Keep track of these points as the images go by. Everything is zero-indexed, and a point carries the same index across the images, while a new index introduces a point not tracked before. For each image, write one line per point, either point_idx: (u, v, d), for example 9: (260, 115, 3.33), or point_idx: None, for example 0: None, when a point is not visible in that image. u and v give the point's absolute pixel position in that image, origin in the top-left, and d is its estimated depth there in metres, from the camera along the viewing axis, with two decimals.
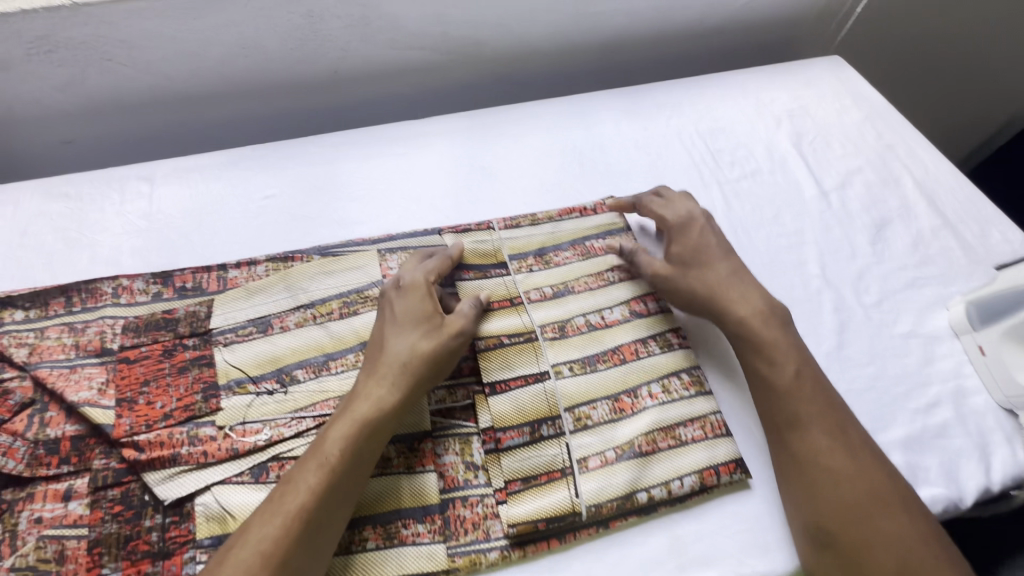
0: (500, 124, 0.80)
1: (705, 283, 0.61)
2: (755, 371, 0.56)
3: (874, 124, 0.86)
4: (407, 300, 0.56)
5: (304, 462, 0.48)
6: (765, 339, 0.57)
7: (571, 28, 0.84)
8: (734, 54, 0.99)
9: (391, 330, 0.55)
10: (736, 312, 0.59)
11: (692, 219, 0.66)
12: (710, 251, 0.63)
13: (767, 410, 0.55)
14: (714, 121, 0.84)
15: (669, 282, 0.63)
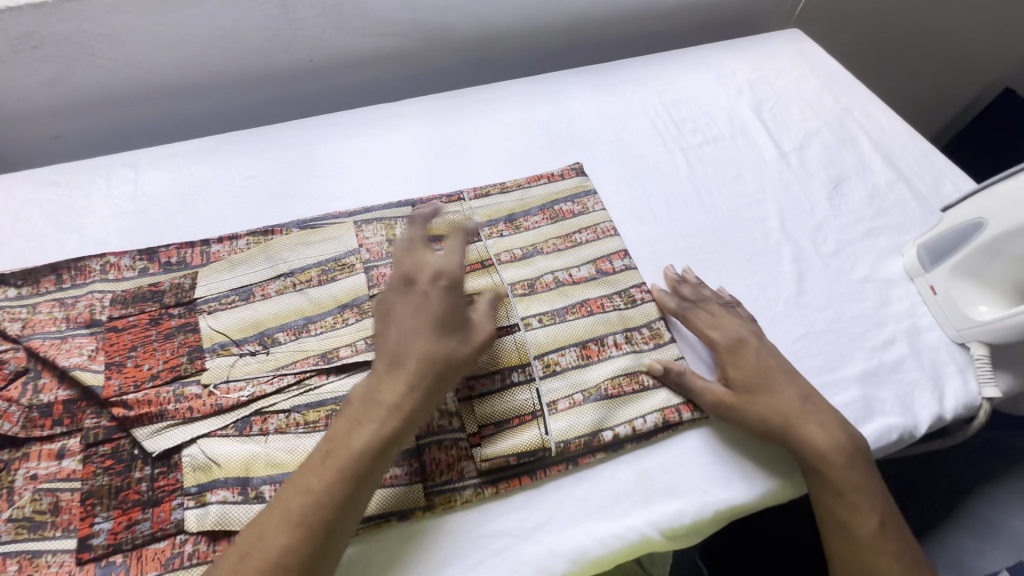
0: (472, 102, 0.83)
1: (781, 414, 0.55)
2: (832, 514, 0.53)
3: (831, 90, 0.90)
4: (437, 298, 0.52)
5: (324, 465, 0.46)
6: (848, 483, 0.53)
7: (537, 9, 0.88)
8: (698, 32, 1.03)
9: (421, 334, 0.51)
10: (821, 454, 0.53)
11: (750, 344, 0.59)
12: (781, 378, 0.57)
13: (840, 553, 0.53)
14: (678, 92, 0.88)
15: (735, 413, 0.55)
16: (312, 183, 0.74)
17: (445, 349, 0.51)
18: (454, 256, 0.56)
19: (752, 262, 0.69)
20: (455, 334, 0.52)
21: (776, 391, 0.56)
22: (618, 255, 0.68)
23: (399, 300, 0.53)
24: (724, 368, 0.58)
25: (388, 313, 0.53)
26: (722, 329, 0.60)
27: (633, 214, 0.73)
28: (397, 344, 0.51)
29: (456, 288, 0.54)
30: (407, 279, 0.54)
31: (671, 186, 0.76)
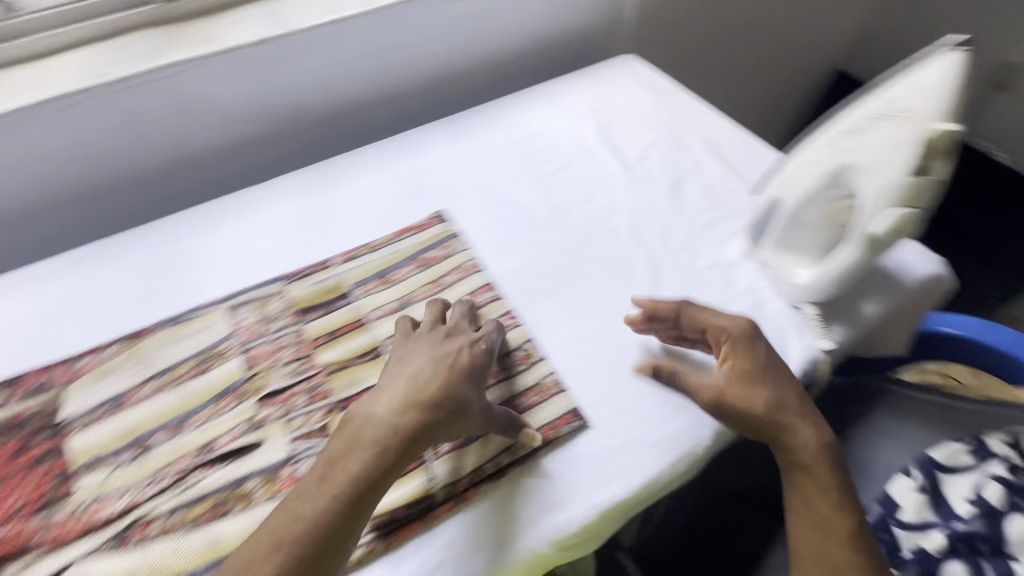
0: (336, 170, 0.87)
1: (778, 411, 0.60)
2: (808, 511, 0.58)
3: (664, 104, 1.00)
4: (476, 356, 0.60)
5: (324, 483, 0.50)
6: (820, 478, 0.58)
7: (385, 75, 0.94)
8: (548, 70, 1.12)
9: (448, 371, 0.56)
10: (806, 454, 0.59)
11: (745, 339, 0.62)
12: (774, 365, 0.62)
13: (812, 548, 0.56)
14: (530, 128, 0.95)
15: (736, 398, 0.60)
16: (178, 276, 0.74)
17: (467, 390, 0.56)
18: (490, 330, 0.64)
19: (611, 270, 0.75)
20: (478, 382, 0.58)
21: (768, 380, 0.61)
22: (485, 289, 0.72)
23: (437, 347, 0.60)
24: (732, 358, 0.62)
25: (414, 354, 0.59)
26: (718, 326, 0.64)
27: (498, 247, 0.78)
28: (428, 376, 0.56)
29: (489, 353, 0.61)
30: (445, 334, 0.62)
31: (530, 214, 0.82)
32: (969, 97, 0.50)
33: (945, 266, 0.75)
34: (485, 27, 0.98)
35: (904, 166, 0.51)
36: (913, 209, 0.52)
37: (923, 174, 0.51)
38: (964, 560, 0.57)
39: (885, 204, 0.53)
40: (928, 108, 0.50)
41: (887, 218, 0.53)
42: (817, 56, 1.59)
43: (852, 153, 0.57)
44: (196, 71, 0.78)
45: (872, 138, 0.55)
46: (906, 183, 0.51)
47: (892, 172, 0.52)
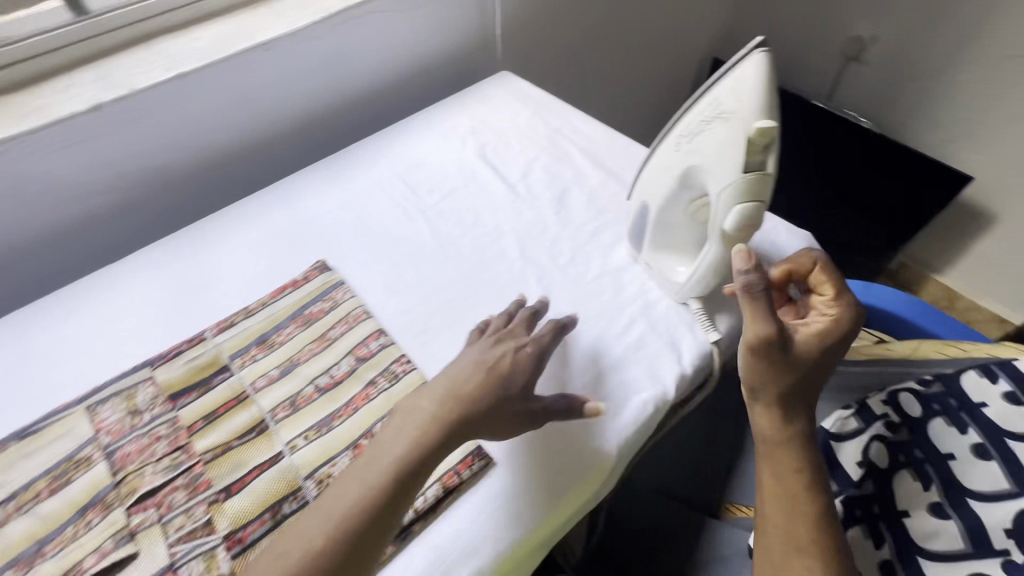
0: (205, 232, 0.81)
1: (808, 390, 0.61)
2: (777, 490, 0.59)
3: (542, 117, 1.00)
4: (521, 359, 0.61)
5: (313, 525, 0.50)
6: (797, 458, 0.59)
7: (249, 124, 0.90)
8: (427, 96, 1.11)
9: (486, 373, 0.59)
10: (789, 432, 0.60)
11: (850, 329, 0.63)
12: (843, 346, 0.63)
13: (777, 524, 0.57)
14: (411, 159, 0.93)
15: (792, 360, 0.59)
16: (27, 379, 0.66)
17: (500, 390, 0.58)
18: (546, 333, 0.64)
19: (504, 294, 0.74)
20: (516, 383, 0.59)
21: (826, 357, 0.62)
22: (374, 336, 0.69)
23: (486, 349, 0.62)
24: (830, 327, 0.63)
25: (468, 355, 0.61)
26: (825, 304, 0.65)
27: (387, 289, 0.75)
28: (467, 380, 0.58)
29: (536, 359, 0.62)
30: (497, 340, 0.63)
31: (417, 249, 0.80)
32: (777, 90, 0.53)
33: (813, 244, 0.80)
34: (349, 62, 0.95)
35: (738, 163, 0.54)
36: (755, 200, 0.55)
37: (755, 167, 0.54)
38: (858, 524, 0.61)
39: (731, 200, 0.56)
40: (746, 105, 0.53)
41: (737, 213, 0.56)
42: (691, 49, 1.67)
43: (693, 156, 0.59)
44: (22, 150, 0.71)
45: (705, 140, 0.57)
46: (744, 178, 0.54)
47: (728, 170, 0.55)
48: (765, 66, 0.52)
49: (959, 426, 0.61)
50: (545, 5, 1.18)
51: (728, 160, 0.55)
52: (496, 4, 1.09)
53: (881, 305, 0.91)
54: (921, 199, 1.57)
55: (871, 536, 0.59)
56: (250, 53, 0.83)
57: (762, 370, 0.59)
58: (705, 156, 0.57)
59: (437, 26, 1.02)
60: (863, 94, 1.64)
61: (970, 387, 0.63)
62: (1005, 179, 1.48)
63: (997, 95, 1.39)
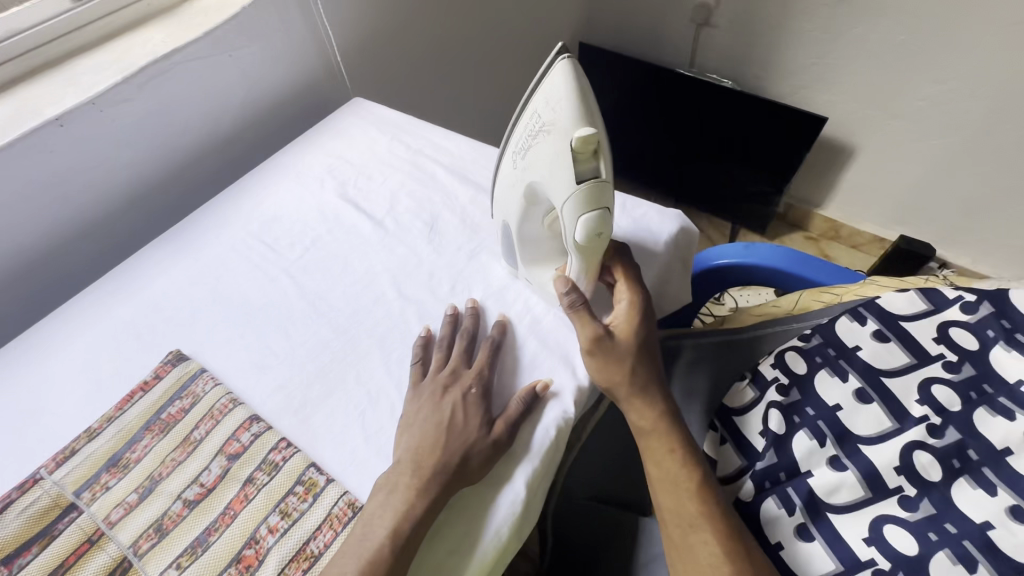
0: (30, 346, 0.70)
1: (646, 370, 0.62)
2: (657, 475, 0.59)
3: (401, 140, 0.95)
4: (475, 399, 0.61)
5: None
6: (670, 440, 0.60)
7: (62, 212, 0.79)
8: (277, 139, 1.03)
9: (449, 430, 0.58)
10: (650, 417, 0.61)
11: (642, 301, 0.65)
12: (648, 319, 0.65)
13: (670, 508, 0.57)
14: (265, 212, 0.85)
15: (612, 353, 0.61)
16: None
17: (466, 442, 0.57)
18: (485, 364, 0.64)
19: (386, 344, 0.69)
20: (477, 429, 0.58)
21: (642, 336, 0.63)
22: (244, 427, 0.62)
23: (436, 403, 0.60)
24: (628, 305, 0.64)
25: (422, 412, 0.60)
26: (619, 285, 0.65)
27: (255, 366, 0.68)
28: (430, 444, 0.56)
29: (486, 396, 0.62)
30: (445, 386, 0.62)
31: (284, 311, 0.73)
32: (590, 97, 0.54)
33: (687, 222, 0.81)
34: (173, 120, 0.86)
35: (569, 173, 0.54)
36: (597, 205, 0.55)
37: (590, 173, 0.55)
38: (772, 494, 0.60)
39: (574, 209, 0.55)
40: (563, 115, 0.54)
41: (583, 220, 0.56)
42: (552, 39, 1.67)
43: (531, 172, 0.59)
44: None
45: (537, 154, 0.58)
46: (579, 185, 0.55)
47: (563, 181, 0.55)
48: (574, 76, 0.54)
49: (841, 374, 0.63)
50: (386, 21, 1.12)
51: (560, 169, 0.55)
52: (330, 30, 1.02)
53: (760, 264, 0.94)
54: (787, 145, 1.67)
55: (784, 504, 0.59)
56: (39, 132, 0.72)
57: (603, 370, 0.61)
58: (540, 170, 0.58)
59: (268, 64, 0.95)
60: (719, 56, 1.72)
61: (843, 333, 0.66)
62: (853, 114, 1.60)
63: (831, 39, 1.50)
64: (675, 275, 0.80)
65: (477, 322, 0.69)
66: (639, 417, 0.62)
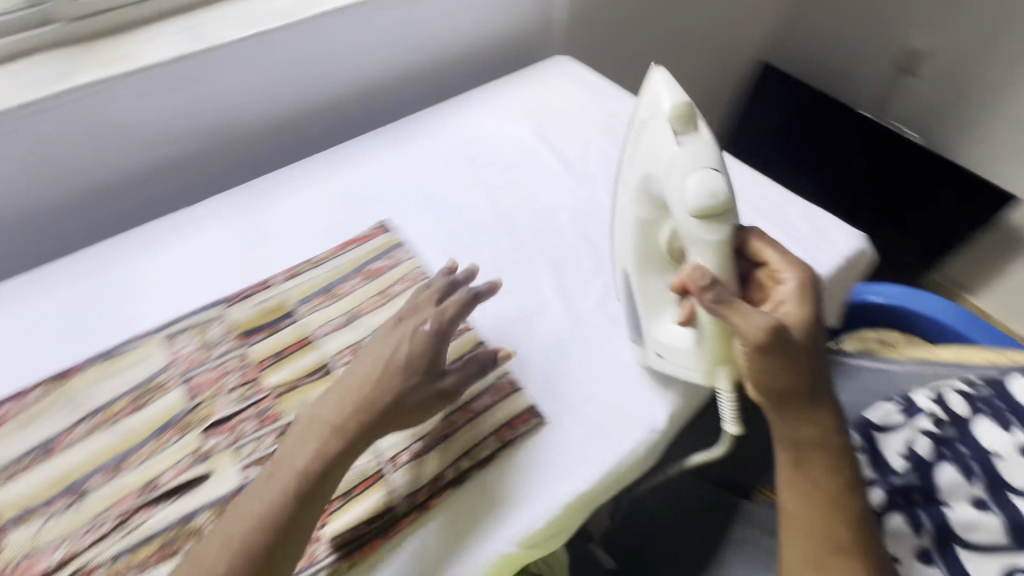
0: (275, 184, 0.84)
1: (813, 378, 0.57)
2: (813, 491, 0.57)
3: (600, 101, 1.02)
4: (418, 341, 0.57)
5: (214, 560, 0.47)
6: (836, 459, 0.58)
7: (319, 87, 0.93)
8: (485, 75, 1.14)
9: (383, 367, 0.55)
10: (820, 430, 0.57)
11: (796, 282, 0.60)
12: (806, 300, 0.59)
13: (820, 526, 0.56)
14: (470, 131, 0.95)
15: (787, 348, 0.55)
16: (103, 312, 0.70)
17: (405, 385, 0.55)
18: (449, 308, 0.60)
19: (559, 268, 0.76)
20: (420, 374, 0.56)
21: (800, 322, 0.58)
22: None
23: (388, 335, 0.58)
24: (791, 299, 0.59)
25: (375, 346, 0.58)
26: (773, 267, 0.62)
27: (445, 253, 0.78)
28: (362, 378, 0.55)
29: (438, 335, 0.58)
30: (400, 319, 0.61)
31: (475, 217, 0.83)
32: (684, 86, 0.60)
33: (866, 244, 0.81)
34: (417, 33, 0.97)
35: (671, 148, 0.57)
36: (702, 175, 0.56)
37: (694, 147, 0.57)
38: (901, 512, 0.62)
39: (683, 170, 0.56)
40: (656, 99, 0.60)
41: (693, 187, 0.56)
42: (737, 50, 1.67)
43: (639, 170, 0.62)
44: (111, 92, 0.75)
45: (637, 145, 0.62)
46: (683, 159, 0.57)
47: (666, 159, 0.58)
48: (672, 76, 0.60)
49: (1004, 425, 0.60)
50: None
51: (663, 142, 0.58)
52: None
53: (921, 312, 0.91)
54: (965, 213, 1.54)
55: (911, 523, 0.61)
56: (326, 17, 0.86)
57: (770, 364, 0.55)
58: (643, 162, 0.61)
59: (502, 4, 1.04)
60: (914, 106, 1.62)
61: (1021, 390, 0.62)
62: None
63: None
64: (837, 288, 0.81)
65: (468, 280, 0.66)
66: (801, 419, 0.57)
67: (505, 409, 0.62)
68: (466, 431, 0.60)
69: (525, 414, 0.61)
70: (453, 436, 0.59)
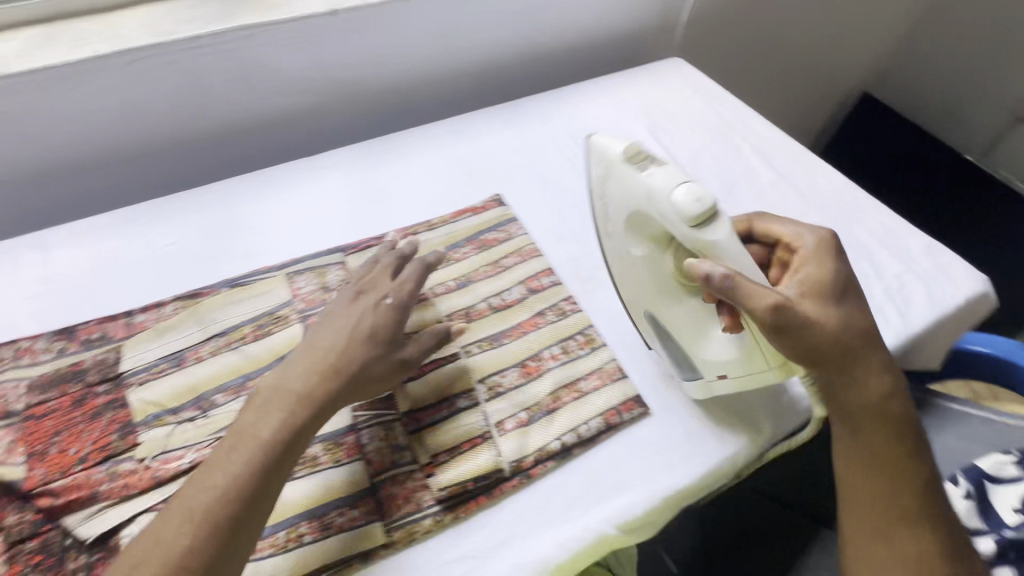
0: (394, 147, 0.87)
1: (857, 340, 0.52)
2: (872, 456, 0.53)
3: (714, 108, 1.01)
4: (373, 310, 0.56)
5: (171, 535, 0.43)
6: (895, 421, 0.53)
7: (444, 58, 0.95)
8: (596, 68, 1.14)
9: (348, 336, 0.54)
10: (875, 389, 0.53)
11: (812, 247, 0.56)
12: (826, 263, 0.55)
13: (879, 497, 0.52)
14: (582, 121, 0.96)
15: (804, 318, 0.50)
16: (232, 244, 0.74)
17: (365, 358, 0.54)
18: (409, 280, 0.60)
19: None
20: (382, 346, 0.56)
21: (822, 287, 0.53)
22: (544, 273, 0.73)
23: (348, 310, 0.57)
24: (806, 266, 0.55)
25: (335, 320, 0.56)
26: (788, 238, 0.59)
27: (555, 235, 0.78)
28: (320, 355, 0.53)
29: (399, 307, 0.58)
30: (359, 293, 0.59)
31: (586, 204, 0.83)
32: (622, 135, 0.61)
33: (990, 289, 0.78)
34: (545, 18, 0.98)
35: (638, 178, 0.55)
36: (675, 188, 0.52)
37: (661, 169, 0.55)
38: (1013, 565, 0.59)
39: (665, 190, 0.53)
40: (608, 148, 0.59)
41: (674, 203, 0.52)
42: (845, 77, 1.61)
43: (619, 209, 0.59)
44: (264, 37, 0.78)
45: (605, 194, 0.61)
46: (655, 185, 0.54)
47: (638, 191, 0.56)
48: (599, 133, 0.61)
49: None
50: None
51: (631, 181, 0.56)
52: None
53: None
54: None
55: None
56: None
57: (789, 342, 0.50)
58: (621, 208, 0.59)
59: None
60: None
61: None
62: None
63: None
64: (953, 331, 0.78)
65: (411, 250, 0.64)
66: (846, 387, 0.52)
67: (610, 394, 0.62)
68: (572, 408, 0.61)
69: (630, 401, 0.62)
70: (559, 412, 0.60)
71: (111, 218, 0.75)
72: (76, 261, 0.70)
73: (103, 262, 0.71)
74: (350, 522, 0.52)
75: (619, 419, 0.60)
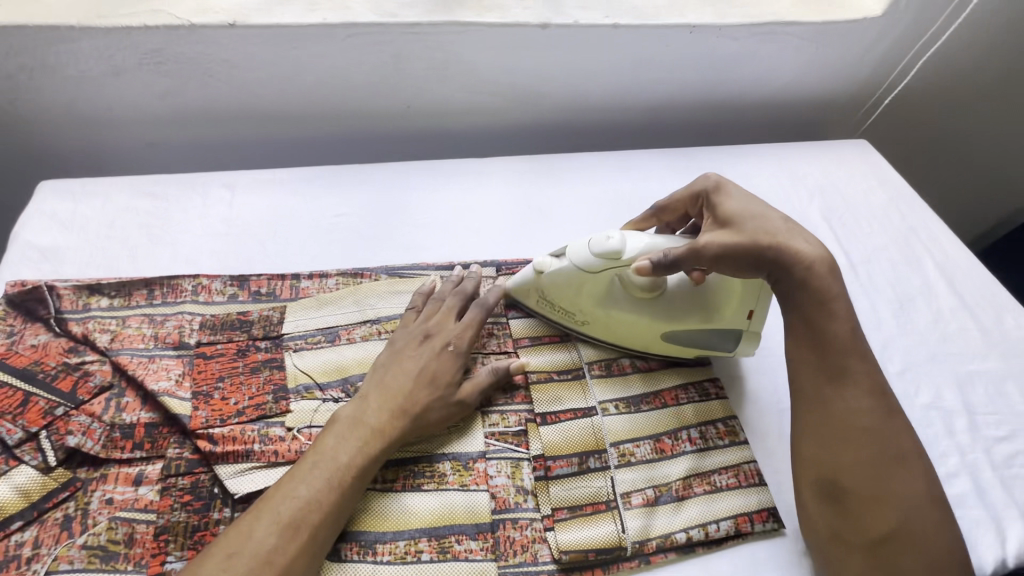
0: (561, 169, 0.86)
1: (770, 232, 0.57)
2: (811, 323, 0.56)
3: (900, 206, 0.92)
4: (442, 356, 0.58)
5: (259, 536, 0.46)
6: (829, 293, 0.56)
7: (628, 91, 0.92)
8: (770, 130, 1.08)
9: (416, 379, 0.56)
10: (803, 257, 0.56)
11: (700, 192, 0.64)
12: (723, 199, 0.62)
13: (812, 365, 0.56)
14: (753, 187, 0.91)
15: (724, 241, 0.57)
16: (394, 229, 0.75)
17: (425, 403, 0.55)
18: (468, 327, 0.61)
19: None
20: (444, 391, 0.57)
21: (722, 209, 0.60)
22: None
23: (412, 354, 0.58)
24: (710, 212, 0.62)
25: (402, 362, 0.58)
26: (685, 197, 0.66)
27: None
28: (388, 401, 0.55)
29: (463, 355, 0.59)
30: (426, 335, 0.60)
31: None
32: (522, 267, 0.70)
33: None
34: (741, 71, 0.93)
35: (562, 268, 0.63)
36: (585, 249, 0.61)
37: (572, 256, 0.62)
38: None
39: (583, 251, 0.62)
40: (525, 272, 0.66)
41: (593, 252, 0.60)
42: None
43: (568, 301, 0.64)
44: (476, 35, 0.78)
45: (546, 300, 0.66)
46: (578, 261, 0.62)
47: (568, 272, 0.63)
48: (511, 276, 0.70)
49: None
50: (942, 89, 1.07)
51: (552, 271, 0.64)
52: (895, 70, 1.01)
53: None
54: None
55: None
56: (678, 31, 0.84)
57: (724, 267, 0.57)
58: (571, 298, 0.64)
59: (828, 67, 0.98)
60: None
61: None
62: None
63: None
64: None
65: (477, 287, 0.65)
66: (779, 263, 0.57)
67: (745, 501, 0.58)
68: (700, 502, 0.58)
69: (765, 513, 0.58)
70: (687, 502, 0.58)
71: (292, 176, 0.78)
72: (257, 210, 0.74)
73: (280, 217, 0.74)
74: (461, 557, 0.52)
75: (748, 528, 0.57)
